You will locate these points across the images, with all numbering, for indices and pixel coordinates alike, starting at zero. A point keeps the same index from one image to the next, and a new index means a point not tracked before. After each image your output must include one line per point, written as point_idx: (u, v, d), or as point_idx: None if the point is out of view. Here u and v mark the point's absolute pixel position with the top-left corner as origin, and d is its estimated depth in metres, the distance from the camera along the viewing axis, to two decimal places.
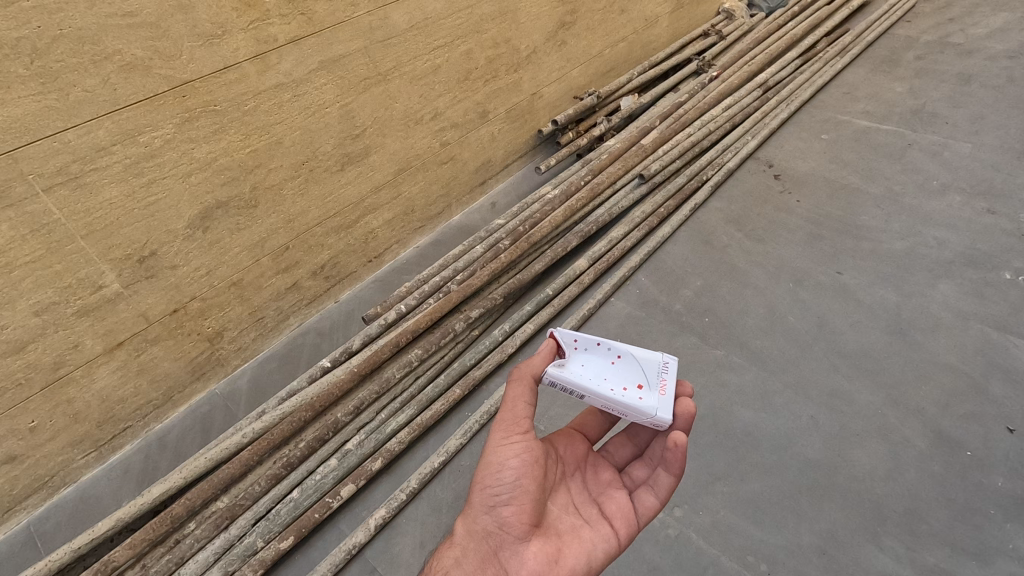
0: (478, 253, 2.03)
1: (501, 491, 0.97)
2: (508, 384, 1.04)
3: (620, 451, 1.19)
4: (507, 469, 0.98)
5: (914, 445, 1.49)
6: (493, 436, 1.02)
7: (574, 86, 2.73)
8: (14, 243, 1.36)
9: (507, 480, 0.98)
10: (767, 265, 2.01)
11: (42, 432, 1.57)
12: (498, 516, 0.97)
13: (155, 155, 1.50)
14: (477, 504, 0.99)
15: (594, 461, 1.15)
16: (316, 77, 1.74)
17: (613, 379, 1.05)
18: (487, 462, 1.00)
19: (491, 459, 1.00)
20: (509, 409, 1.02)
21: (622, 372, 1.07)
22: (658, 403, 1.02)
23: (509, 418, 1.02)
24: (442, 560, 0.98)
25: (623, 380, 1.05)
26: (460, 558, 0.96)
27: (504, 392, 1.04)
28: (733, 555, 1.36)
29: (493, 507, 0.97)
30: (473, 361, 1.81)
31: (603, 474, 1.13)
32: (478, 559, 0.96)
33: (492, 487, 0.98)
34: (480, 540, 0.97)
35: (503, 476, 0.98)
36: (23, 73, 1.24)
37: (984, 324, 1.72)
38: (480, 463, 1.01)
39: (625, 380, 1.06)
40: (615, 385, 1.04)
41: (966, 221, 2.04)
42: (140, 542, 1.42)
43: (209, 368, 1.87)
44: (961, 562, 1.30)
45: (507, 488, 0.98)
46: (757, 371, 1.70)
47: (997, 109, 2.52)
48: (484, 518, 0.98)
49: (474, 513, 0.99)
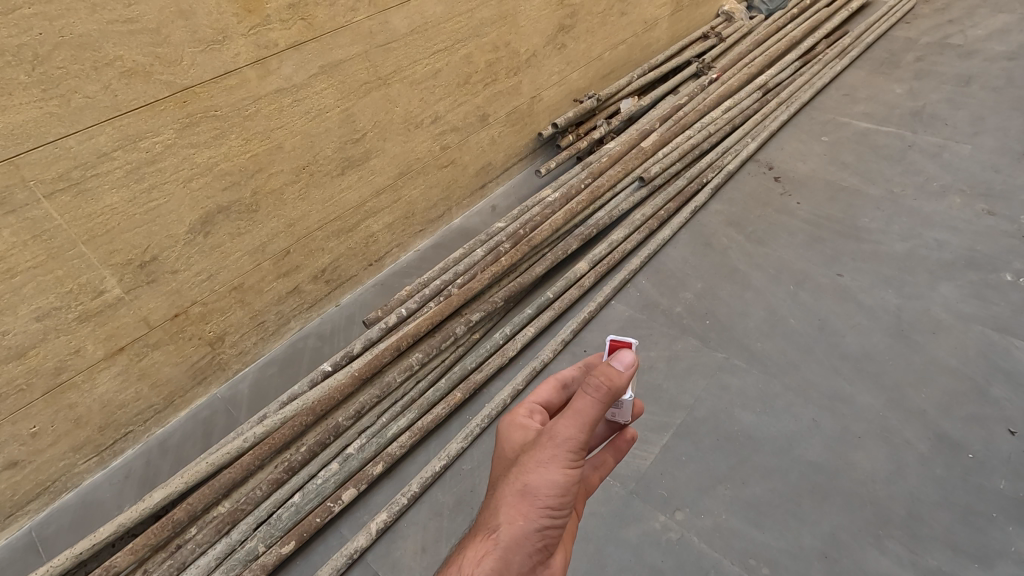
0: (478, 256, 2.04)
1: (560, 513, 0.86)
2: (587, 397, 0.85)
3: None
4: (572, 491, 0.86)
5: (916, 448, 1.49)
6: (567, 455, 0.84)
7: (574, 89, 2.74)
8: (15, 249, 1.36)
9: (568, 500, 0.86)
10: (767, 268, 2.01)
11: (43, 437, 1.57)
12: (545, 535, 0.86)
13: (156, 161, 1.50)
14: (531, 521, 0.84)
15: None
16: (316, 82, 1.75)
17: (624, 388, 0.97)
18: (553, 482, 0.84)
19: (561, 482, 0.84)
20: (587, 427, 0.85)
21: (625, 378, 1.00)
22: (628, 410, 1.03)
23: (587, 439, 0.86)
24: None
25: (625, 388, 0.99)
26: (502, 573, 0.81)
27: (581, 405, 0.85)
28: (734, 558, 1.36)
29: (542, 526, 0.85)
30: (474, 365, 1.81)
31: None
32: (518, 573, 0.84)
33: (553, 510, 0.84)
34: (525, 557, 0.84)
35: (567, 501, 0.86)
36: (24, 80, 1.25)
37: (985, 325, 1.72)
38: (541, 482, 0.84)
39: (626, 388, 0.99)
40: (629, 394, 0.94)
41: (966, 223, 2.04)
42: (141, 547, 1.42)
43: (210, 372, 1.87)
44: (963, 565, 1.30)
45: (565, 511, 0.87)
46: (759, 374, 1.70)
47: (997, 110, 2.52)
48: (533, 536, 0.85)
49: (523, 528, 0.83)
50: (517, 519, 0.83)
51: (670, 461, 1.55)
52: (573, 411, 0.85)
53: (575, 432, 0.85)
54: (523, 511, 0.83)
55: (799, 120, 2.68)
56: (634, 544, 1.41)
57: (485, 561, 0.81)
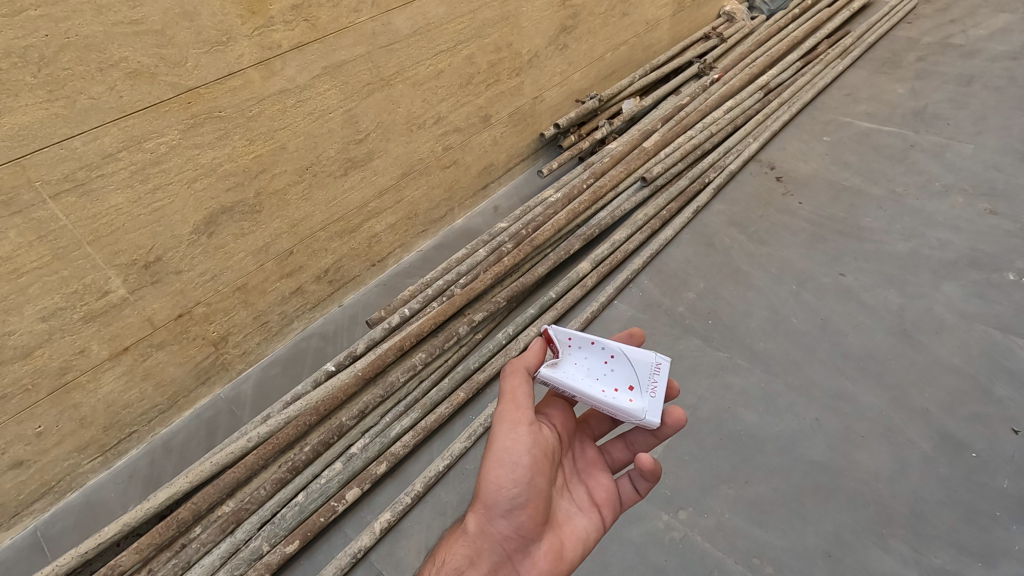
0: (481, 256, 2.04)
1: (516, 491, 0.98)
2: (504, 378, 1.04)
3: (600, 424, 1.23)
4: (520, 468, 0.98)
5: (919, 447, 1.49)
6: (501, 435, 1.00)
7: (576, 89, 2.75)
8: (20, 249, 1.37)
9: (521, 477, 0.98)
10: (770, 267, 2.02)
11: (49, 437, 1.58)
12: (512, 519, 0.99)
13: (161, 162, 1.51)
14: (490, 505, 0.98)
15: (580, 440, 1.19)
16: (320, 82, 1.76)
17: (606, 380, 1.06)
18: (498, 463, 0.99)
19: (505, 460, 0.99)
20: (511, 404, 1.02)
21: (616, 371, 1.07)
22: (648, 407, 1.03)
23: (514, 415, 1.01)
24: (452, 561, 0.98)
25: (615, 382, 1.06)
26: (472, 559, 0.98)
27: (500, 387, 1.04)
28: (738, 557, 1.36)
29: (506, 510, 0.98)
30: (477, 365, 1.82)
31: (589, 452, 1.18)
32: (491, 560, 0.98)
33: (507, 489, 0.98)
34: (496, 542, 0.99)
35: (519, 478, 0.98)
36: (30, 81, 1.25)
37: (989, 325, 1.72)
38: (486, 461, 0.99)
39: (617, 382, 1.06)
40: (605, 387, 1.05)
41: (968, 222, 2.04)
42: (146, 546, 1.42)
43: (214, 373, 1.88)
44: (968, 564, 1.30)
45: (522, 490, 0.98)
46: (761, 373, 1.70)
47: (999, 110, 2.52)
48: (499, 523, 0.99)
49: (487, 514, 0.99)
50: (478, 509, 1.00)
51: (673, 461, 1.54)
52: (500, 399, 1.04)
53: (501, 415, 1.02)
54: (480, 499, 0.99)
55: (800, 120, 2.69)
56: (637, 544, 1.41)
57: (458, 547, 0.99)
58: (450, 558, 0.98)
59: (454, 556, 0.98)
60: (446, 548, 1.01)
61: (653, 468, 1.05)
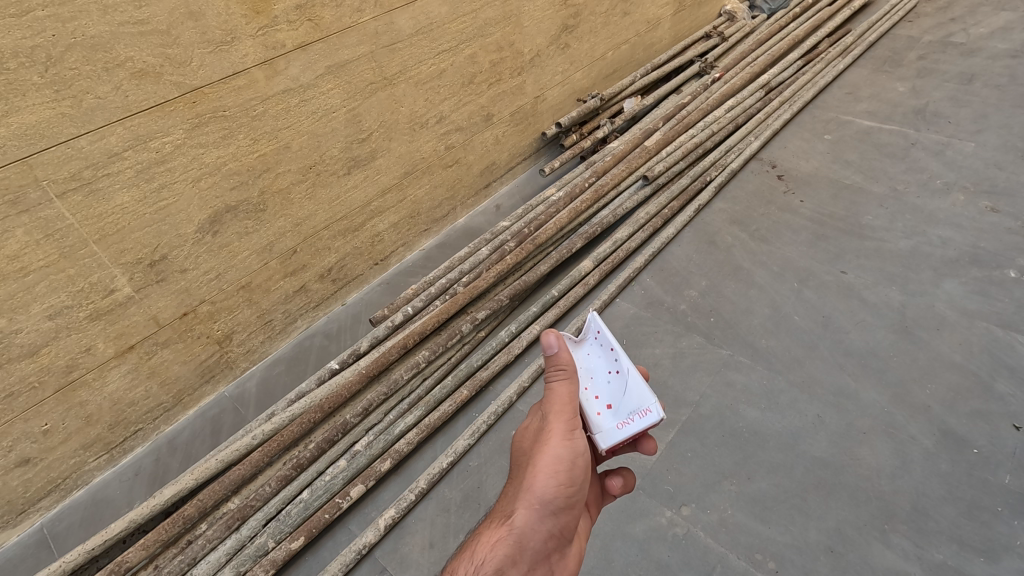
0: (484, 254, 2.05)
1: (573, 490, 0.91)
2: (555, 377, 0.96)
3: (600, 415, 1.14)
4: (579, 468, 0.91)
5: (920, 444, 1.49)
6: (565, 430, 0.92)
7: (577, 88, 2.76)
8: (28, 247, 1.38)
9: (577, 477, 0.91)
10: (771, 265, 2.02)
11: (55, 435, 1.59)
12: (559, 518, 0.91)
13: (166, 161, 1.52)
14: (545, 502, 0.89)
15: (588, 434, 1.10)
16: (324, 82, 1.77)
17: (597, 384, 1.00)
18: (559, 458, 0.90)
19: (566, 456, 0.91)
20: (567, 400, 0.94)
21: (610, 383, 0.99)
22: (604, 429, 0.97)
23: (572, 415, 0.94)
24: (496, 561, 0.84)
25: (601, 391, 0.99)
26: (513, 560, 0.85)
27: (555, 384, 0.96)
28: (741, 552, 1.37)
29: (556, 509, 0.90)
30: (480, 363, 1.83)
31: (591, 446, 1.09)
32: (532, 561, 0.88)
33: (564, 486, 0.90)
34: (539, 542, 0.89)
35: (577, 477, 0.91)
36: (38, 81, 1.27)
37: (989, 322, 1.73)
38: (546, 456, 0.90)
39: (604, 393, 0.99)
40: (589, 388, 1.00)
41: (970, 220, 2.05)
42: (153, 542, 1.43)
43: (218, 371, 1.88)
44: (970, 560, 1.30)
45: (576, 490, 0.91)
46: (763, 370, 1.71)
47: (1000, 108, 2.52)
48: (548, 520, 0.90)
49: (538, 512, 0.89)
50: (530, 504, 0.88)
51: (676, 457, 1.55)
52: (554, 396, 0.95)
53: (561, 410, 0.94)
54: (534, 494, 0.88)
55: (801, 119, 2.69)
56: (641, 540, 1.42)
57: (500, 546, 0.85)
58: (491, 558, 0.84)
59: (495, 556, 0.84)
60: (482, 545, 0.86)
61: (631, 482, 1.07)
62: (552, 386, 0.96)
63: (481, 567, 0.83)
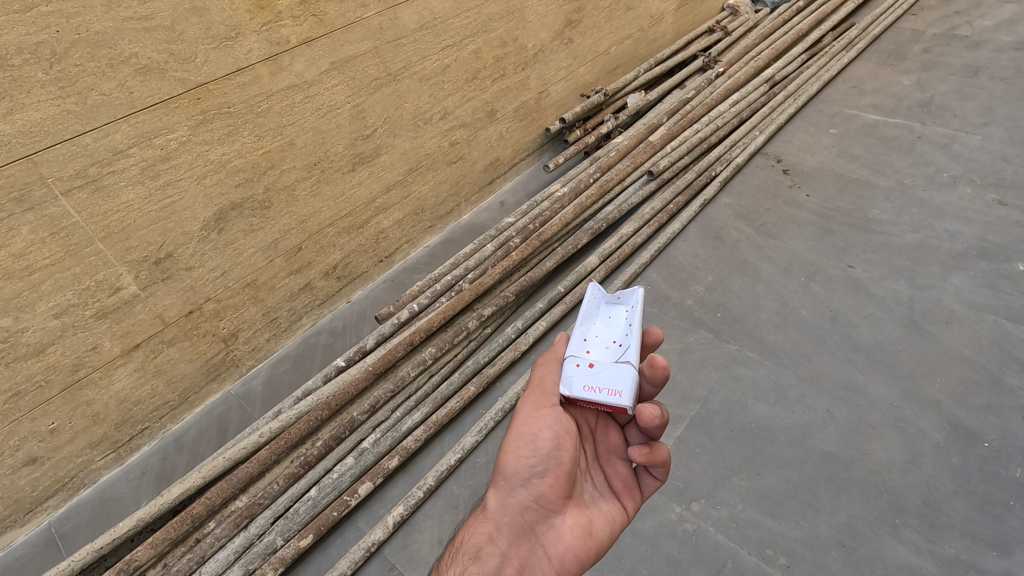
0: (489, 251, 2.04)
1: (536, 460, 0.98)
2: (535, 367, 1.08)
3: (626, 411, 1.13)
4: (542, 440, 0.98)
5: (931, 437, 1.49)
6: (526, 408, 1.02)
7: (581, 84, 2.74)
8: (33, 246, 1.37)
9: (542, 449, 0.98)
10: (778, 260, 2.01)
11: (61, 434, 1.59)
12: (532, 490, 0.98)
13: (171, 158, 1.51)
14: (510, 476, 0.99)
15: (603, 425, 1.11)
16: (328, 77, 1.76)
17: (623, 340, 1.02)
18: (520, 435, 1.00)
19: (528, 433, 0.99)
20: (540, 387, 1.04)
21: (603, 344, 1.03)
22: (605, 375, 0.98)
23: (543, 395, 1.02)
24: (473, 539, 0.98)
25: (605, 346, 1.03)
26: (491, 536, 0.97)
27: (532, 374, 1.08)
28: (752, 549, 1.36)
29: (525, 480, 0.98)
30: (487, 359, 1.82)
31: (612, 438, 1.11)
32: (511, 533, 0.97)
33: (526, 458, 0.98)
34: (515, 514, 0.98)
35: (540, 448, 0.98)
36: (43, 77, 1.26)
37: (998, 315, 1.72)
38: (510, 435, 1.01)
39: (605, 348, 1.02)
40: (616, 343, 1.02)
41: (978, 213, 2.03)
42: (161, 541, 1.43)
43: (224, 369, 1.88)
44: (981, 554, 1.29)
45: (544, 460, 0.98)
46: (771, 365, 1.70)
47: (1006, 101, 2.51)
48: (519, 493, 0.99)
49: (507, 486, 0.99)
50: (498, 482, 1.00)
51: (685, 454, 1.55)
52: (538, 370, 1.07)
53: (530, 391, 1.05)
54: (500, 471, 1.00)
55: (806, 113, 2.68)
56: (650, 535, 1.42)
57: (479, 525, 0.99)
58: (471, 536, 0.99)
59: (475, 536, 0.98)
60: (470, 528, 1.02)
61: (667, 457, 1.05)
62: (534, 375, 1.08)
63: (464, 545, 0.98)
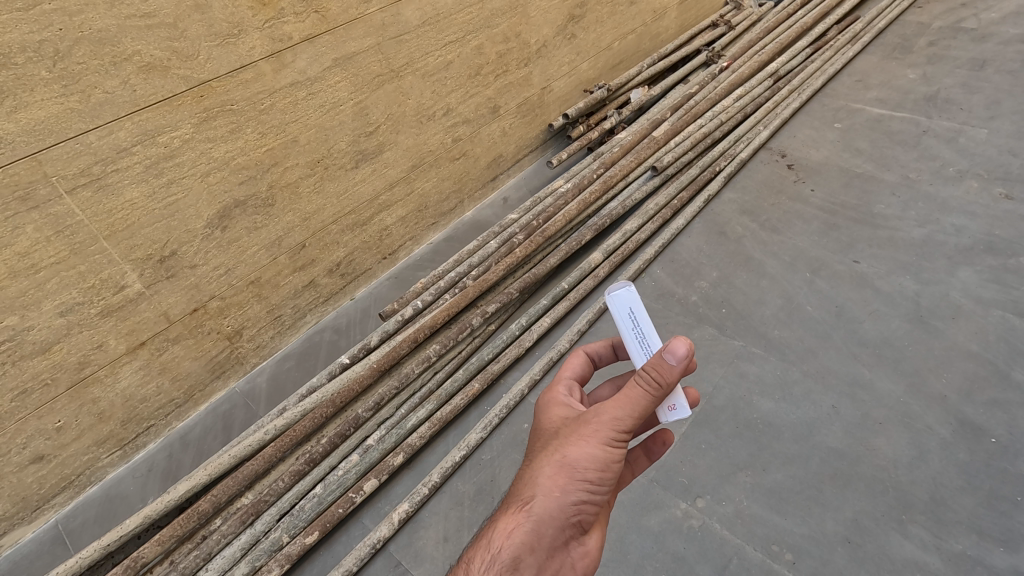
0: (492, 248, 2.04)
1: (599, 488, 0.86)
2: (633, 385, 0.87)
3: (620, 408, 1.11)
4: (611, 469, 0.86)
5: (937, 433, 1.48)
6: (606, 433, 0.86)
7: (584, 79, 2.72)
8: (38, 244, 1.37)
9: (608, 478, 0.86)
10: (782, 255, 2.00)
11: (68, 432, 1.59)
12: (581, 508, 0.86)
13: (175, 156, 1.51)
14: (568, 492, 0.84)
15: None
16: (331, 74, 1.75)
17: None
18: (592, 457, 0.85)
19: (601, 456, 0.85)
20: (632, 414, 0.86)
21: None
22: None
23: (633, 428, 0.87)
24: (510, 549, 0.81)
25: None
26: (530, 549, 0.82)
27: (626, 390, 0.87)
28: (757, 545, 1.36)
29: (580, 500, 0.85)
30: (491, 356, 1.82)
31: None
32: (550, 548, 0.84)
33: (592, 483, 0.85)
34: (560, 529, 0.84)
35: (607, 478, 0.86)
36: (46, 75, 1.26)
37: (1005, 310, 1.71)
38: (584, 453, 0.85)
39: None
40: None
41: (984, 208, 2.02)
42: (168, 538, 1.43)
43: (229, 367, 1.88)
44: (989, 550, 1.29)
45: (606, 487, 0.87)
46: (776, 361, 1.70)
47: (1012, 94, 2.48)
48: (569, 508, 0.85)
49: (559, 498, 0.84)
50: (551, 491, 0.84)
51: (690, 450, 1.55)
52: (628, 393, 0.87)
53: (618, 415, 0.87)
54: (558, 483, 0.84)
55: (811, 107, 2.66)
56: (656, 532, 1.42)
57: (516, 534, 0.82)
58: (507, 545, 0.82)
59: (511, 544, 0.82)
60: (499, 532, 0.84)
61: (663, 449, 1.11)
62: (629, 391, 0.87)
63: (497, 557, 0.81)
